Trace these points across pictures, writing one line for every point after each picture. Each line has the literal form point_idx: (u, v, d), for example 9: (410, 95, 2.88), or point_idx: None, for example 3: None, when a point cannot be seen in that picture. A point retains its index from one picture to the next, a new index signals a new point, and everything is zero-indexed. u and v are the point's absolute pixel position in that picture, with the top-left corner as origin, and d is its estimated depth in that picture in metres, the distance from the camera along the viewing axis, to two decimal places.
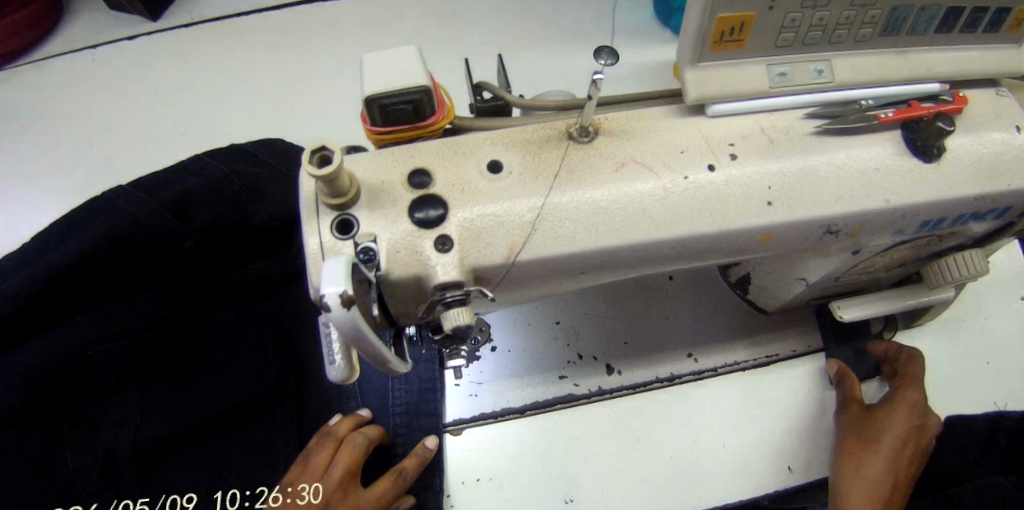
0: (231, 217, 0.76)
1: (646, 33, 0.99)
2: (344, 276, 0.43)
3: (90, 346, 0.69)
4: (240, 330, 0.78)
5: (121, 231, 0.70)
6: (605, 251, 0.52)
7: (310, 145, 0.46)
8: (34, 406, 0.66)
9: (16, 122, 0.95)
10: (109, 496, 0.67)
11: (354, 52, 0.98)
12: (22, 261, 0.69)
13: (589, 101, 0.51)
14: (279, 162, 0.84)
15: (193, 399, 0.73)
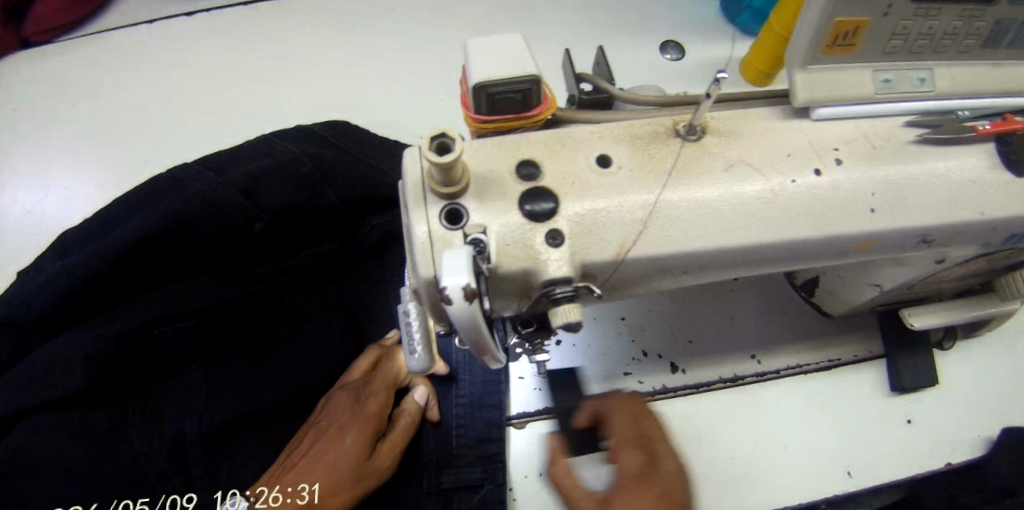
0: (300, 199, 0.77)
1: (710, 29, 0.99)
2: (466, 268, 0.42)
3: (156, 326, 0.73)
4: (304, 311, 0.81)
5: (190, 210, 0.73)
6: (714, 253, 0.51)
7: (429, 131, 0.45)
8: (102, 382, 0.69)
9: (68, 95, 0.93)
10: (176, 477, 0.69)
11: (416, 35, 0.97)
12: (88, 242, 0.73)
13: (705, 98, 0.50)
14: (347, 143, 0.82)
15: (258, 382, 0.76)
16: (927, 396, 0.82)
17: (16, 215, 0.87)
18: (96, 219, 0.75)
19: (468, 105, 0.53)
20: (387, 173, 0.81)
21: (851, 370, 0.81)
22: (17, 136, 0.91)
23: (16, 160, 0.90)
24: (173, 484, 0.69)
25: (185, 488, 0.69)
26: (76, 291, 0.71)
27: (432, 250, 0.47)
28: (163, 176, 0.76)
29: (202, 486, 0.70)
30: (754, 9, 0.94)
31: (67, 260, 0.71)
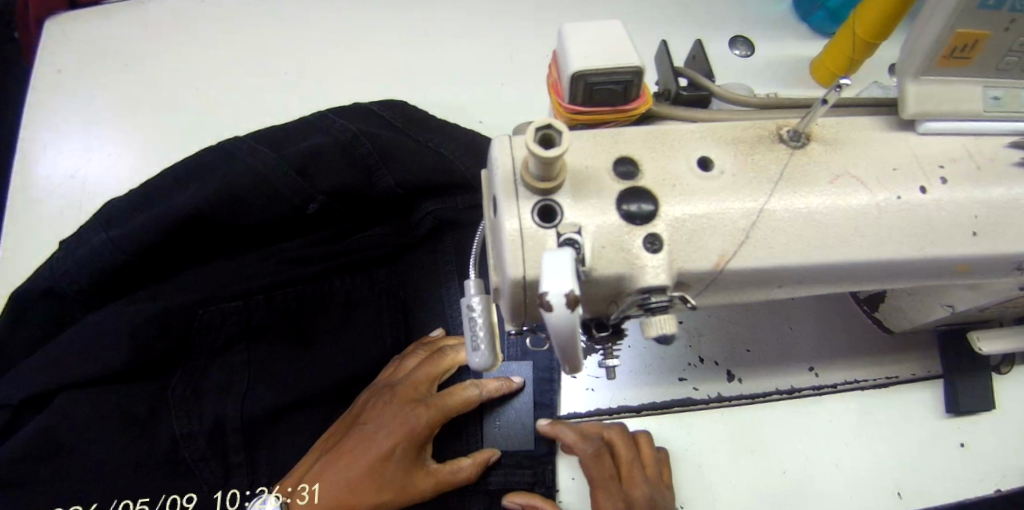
0: (358, 181, 0.76)
1: (780, 28, 0.97)
2: (569, 272, 0.39)
3: (202, 306, 0.71)
4: (354, 297, 0.80)
5: (242, 186, 0.71)
6: (815, 268, 0.48)
7: (534, 121, 0.41)
8: (143, 360, 0.67)
9: (120, 60, 0.92)
10: (215, 462, 0.68)
11: (482, 19, 0.97)
12: (134, 215, 0.70)
13: (822, 104, 0.47)
14: (404, 124, 0.81)
15: (305, 368, 0.75)
16: (983, 421, 0.80)
17: (59, 179, 0.86)
18: (142, 187, 0.73)
19: (562, 94, 0.50)
20: (449, 159, 0.79)
21: (903, 389, 0.80)
22: (65, 97, 0.90)
23: (61, 122, 0.89)
24: (212, 470, 0.68)
25: (223, 473, 0.69)
26: (122, 265, 0.69)
27: (523, 247, 0.44)
28: (213, 150, 0.74)
29: (242, 470, 0.70)
30: (829, 9, 0.93)
31: (111, 230, 0.69)
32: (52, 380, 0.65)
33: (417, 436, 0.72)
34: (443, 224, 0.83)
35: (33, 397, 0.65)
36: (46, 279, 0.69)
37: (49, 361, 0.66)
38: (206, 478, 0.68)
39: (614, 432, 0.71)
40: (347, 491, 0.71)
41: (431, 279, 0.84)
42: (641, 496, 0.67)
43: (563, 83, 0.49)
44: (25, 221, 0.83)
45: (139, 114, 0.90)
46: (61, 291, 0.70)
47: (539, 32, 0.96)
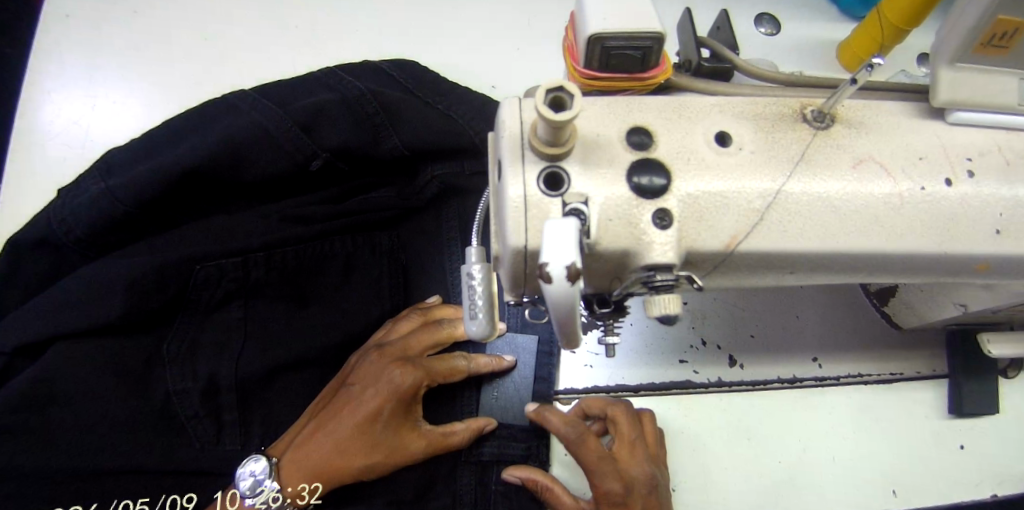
0: (363, 140, 0.74)
1: (808, 8, 0.93)
2: (574, 244, 0.37)
3: (198, 261, 0.69)
4: (355, 260, 0.78)
5: (244, 138, 0.70)
6: (829, 256, 0.46)
7: (545, 82, 0.39)
8: (137, 314, 0.66)
9: (126, 5, 0.90)
10: (208, 420, 0.68)
11: None
12: (134, 164, 0.69)
13: (850, 83, 0.44)
14: (416, 86, 0.79)
15: (302, 329, 0.74)
16: (985, 424, 0.78)
17: (62, 125, 0.84)
18: (144, 138, 0.71)
19: (578, 58, 0.48)
20: (456, 121, 0.79)
21: (907, 387, 0.79)
22: (68, 40, 0.87)
23: (64, 66, 0.86)
24: (205, 429, 0.67)
25: (216, 432, 0.68)
26: (121, 214, 0.68)
27: (525, 216, 0.42)
28: (217, 102, 0.73)
29: (235, 430, 0.69)
30: None
31: (109, 182, 0.68)
32: (46, 328, 0.64)
33: (402, 395, 0.69)
34: (448, 189, 0.82)
35: (30, 343, 0.65)
36: (43, 227, 0.68)
37: (43, 307, 0.65)
38: (197, 436, 0.67)
39: (619, 411, 0.69)
40: (333, 454, 0.68)
41: (433, 244, 0.84)
42: (641, 476, 0.66)
43: (579, 45, 0.47)
44: (27, 167, 0.82)
45: (145, 62, 0.88)
46: (58, 239, 0.69)
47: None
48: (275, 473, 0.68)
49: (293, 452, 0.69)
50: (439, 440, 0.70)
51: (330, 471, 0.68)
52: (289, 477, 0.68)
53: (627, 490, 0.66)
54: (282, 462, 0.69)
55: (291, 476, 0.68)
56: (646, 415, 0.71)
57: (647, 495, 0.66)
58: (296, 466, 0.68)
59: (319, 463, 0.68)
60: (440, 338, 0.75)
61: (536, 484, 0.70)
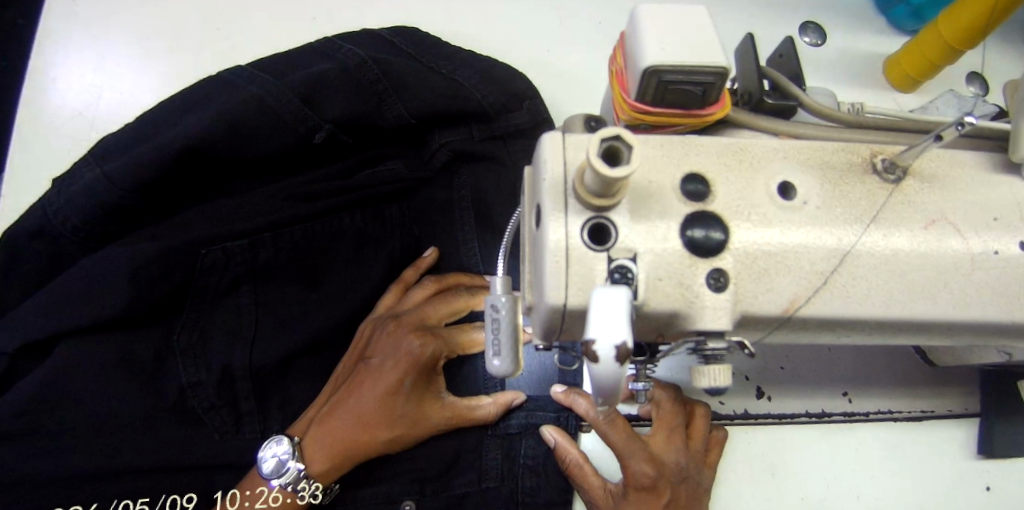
0: (367, 109, 0.69)
1: (857, 17, 0.87)
2: (627, 320, 0.33)
3: (203, 245, 0.64)
4: (364, 235, 0.74)
5: (241, 114, 0.65)
6: (896, 322, 0.42)
7: (599, 130, 0.34)
8: (142, 307, 0.61)
9: None
10: (226, 410, 0.64)
11: None
12: (131, 148, 0.64)
13: (934, 140, 0.41)
14: (418, 52, 0.75)
15: (314, 309, 0.70)
16: (1014, 468, 0.76)
17: (67, 114, 0.80)
18: (144, 118, 0.66)
19: (628, 89, 0.43)
20: (464, 86, 0.72)
21: (938, 426, 0.75)
22: (73, 23, 0.82)
23: (68, 51, 0.82)
24: (222, 420, 0.64)
25: (234, 421, 0.65)
26: (119, 200, 0.63)
27: (568, 270, 0.37)
28: (211, 79, 0.68)
29: (254, 418, 0.66)
30: (913, 5, 0.83)
31: (107, 167, 0.63)
32: (49, 326, 0.59)
33: (424, 363, 0.64)
34: (458, 157, 0.76)
35: (33, 343, 0.60)
36: (38, 218, 0.63)
37: (39, 307, 0.60)
38: (215, 428, 0.64)
39: (664, 397, 0.64)
40: (358, 429, 0.62)
41: (446, 215, 0.78)
42: (673, 464, 0.60)
43: (632, 76, 0.42)
44: (27, 159, 0.77)
45: (152, 49, 0.83)
46: (58, 233, 0.63)
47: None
48: (299, 453, 0.61)
49: (314, 430, 0.63)
50: (463, 413, 0.66)
51: (356, 446, 0.62)
52: (313, 456, 0.61)
53: (659, 473, 0.59)
54: (304, 440, 0.62)
55: (313, 454, 0.61)
56: (699, 408, 0.65)
57: (677, 484, 0.60)
58: (319, 445, 0.62)
59: (343, 439, 0.62)
60: (455, 308, 0.72)
61: (563, 457, 0.64)
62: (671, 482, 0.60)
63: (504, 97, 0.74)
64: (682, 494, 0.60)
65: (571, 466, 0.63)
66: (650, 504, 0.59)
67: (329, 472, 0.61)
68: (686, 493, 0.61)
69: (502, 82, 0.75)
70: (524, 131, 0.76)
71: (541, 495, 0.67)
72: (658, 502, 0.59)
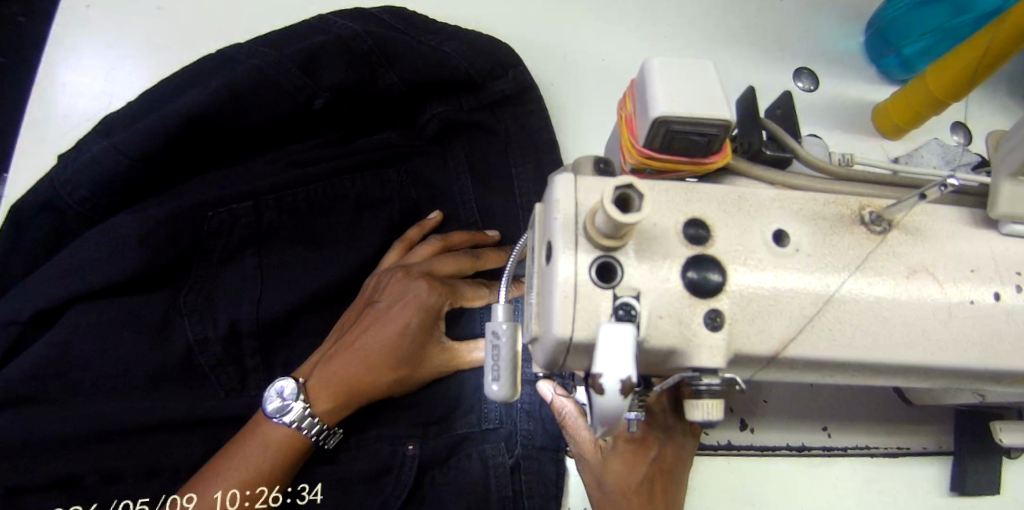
0: (359, 80, 0.76)
1: (849, 66, 0.92)
2: (631, 356, 0.35)
3: (210, 207, 0.71)
4: (364, 198, 0.79)
5: (244, 82, 0.71)
6: (874, 363, 0.45)
7: (614, 179, 0.37)
8: (150, 269, 0.68)
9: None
10: (230, 368, 0.70)
11: (540, 6, 0.90)
12: (132, 122, 0.70)
13: (918, 197, 0.44)
14: (407, 28, 0.79)
15: (316, 267, 0.76)
16: (984, 504, 0.79)
17: (75, 120, 0.81)
18: (147, 96, 0.72)
19: (637, 135, 0.46)
20: (451, 56, 0.78)
21: (913, 463, 0.79)
22: (86, 30, 0.84)
23: (79, 56, 0.83)
24: (227, 375, 0.70)
25: (239, 380, 0.71)
26: (126, 171, 0.69)
27: (575, 305, 0.40)
28: (212, 58, 0.74)
29: (258, 375, 0.72)
30: (904, 55, 0.88)
31: (112, 138, 0.69)
32: (65, 288, 0.66)
33: (429, 307, 0.69)
34: (450, 125, 0.81)
35: (47, 309, 0.66)
36: (47, 190, 0.69)
37: (60, 270, 0.66)
38: (221, 385, 0.70)
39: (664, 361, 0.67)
40: (362, 368, 0.67)
41: (441, 178, 0.83)
42: (663, 420, 0.65)
43: (641, 124, 0.45)
44: (32, 161, 0.79)
45: (162, 57, 0.85)
46: (65, 204, 0.69)
47: (599, 32, 0.90)
48: (304, 394, 0.66)
49: (319, 371, 0.68)
50: (459, 356, 0.72)
51: (359, 385, 0.67)
52: (317, 394, 0.67)
53: (648, 427, 0.64)
54: (310, 382, 0.68)
55: (317, 393, 0.67)
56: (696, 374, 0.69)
57: (665, 441, 0.64)
58: (324, 383, 0.67)
59: (349, 377, 0.67)
60: (457, 266, 0.75)
61: (560, 410, 0.65)
62: (660, 434, 0.64)
63: (487, 66, 0.79)
64: (673, 450, 0.65)
65: (568, 420, 0.64)
66: (638, 455, 0.63)
67: (331, 411, 0.67)
68: (675, 451, 0.65)
69: (486, 51, 0.80)
70: (511, 95, 0.81)
71: (536, 439, 0.73)
72: (644, 456, 0.63)
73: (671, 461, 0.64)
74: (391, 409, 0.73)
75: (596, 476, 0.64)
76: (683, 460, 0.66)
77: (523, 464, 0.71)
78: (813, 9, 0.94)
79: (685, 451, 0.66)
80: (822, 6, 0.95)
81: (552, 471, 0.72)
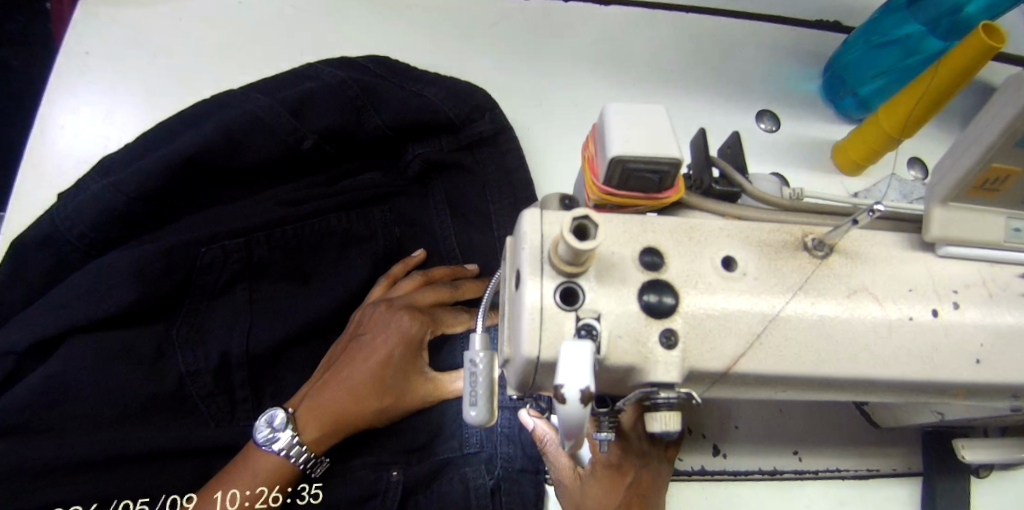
0: (347, 122, 0.81)
1: (807, 108, 0.99)
2: (589, 369, 0.39)
3: (202, 244, 0.74)
4: (349, 235, 0.83)
5: (238, 124, 0.77)
6: (823, 377, 0.49)
7: (572, 211, 0.41)
8: (145, 302, 0.71)
9: (148, 51, 0.93)
10: (221, 398, 0.73)
11: (517, 57, 0.97)
12: (130, 164, 0.75)
13: (852, 224, 0.49)
14: (390, 75, 0.86)
15: (303, 302, 0.80)
16: None
17: (69, 163, 0.86)
18: (145, 139, 0.77)
19: (598, 173, 0.50)
20: (431, 101, 0.84)
21: (884, 485, 0.82)
22: (89, 81, 0.90)
23: (82, 104, 0.89)
24: (218, 404, 0.73)
25: (229, 408, 0.74)
26: (123, 209, 0.73)
27: (540, 326, 0.44)
28: (210, 101, 0.80)
29: (248, 405, 0.75)
30: (859, 96, 0.94)
31: (111, 179, 0.73)
32: (59, 322, 0.68)
33: (411, 338, 0.73)
34: (431, 166, 0.87)
35: (44, 340, 0.69)
36: (46, 227, 0.73)
37: (55, 304, 0.69)
38: (211, 414, 0.73)
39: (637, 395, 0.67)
40: (348, 397, 0.70)
41: (423, 216, 0.89)
42: (639, 447, 0.66)
43: (600, 163, 0.50)
44: (27, 203, 0.83)
45: (159, 105, 0.90)
46: (63, 240, 0.73)
47: (573, 79, 0.96)
48: (292, 424, 0.69)
49: (307, 402, 0.71)
50: (442, 386, 0.75)
51: (345, 414, 0.70)
52: (305, 425, 0.69)
53: (624, 453, 0.65)
54: (297, 412, 0.70)
55: (306, 423, 0.69)
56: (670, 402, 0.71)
57: (641, 466, 0.65)
58: (312, 412, 0.70)
59: (335, 406, 0.70)
60: (438, 295, 0.79)
61: (540, 438, 0.68)
62: (636, 461, 0.65)
63: (466, 109, 0.86)
64: (649, 475, 0.66)
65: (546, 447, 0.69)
66: (615, 480, 0.64)
67: (318, 440, 0.69)
68: (652, 476, 0.66)
69: (464, 95, 0.86)
70: (488, 137, 0.87)
71: (516, 462, 0.75)
72: (622, 480, 0.64)
73: (649, 485, 0.65)
74: (375, 438, 0.76)
75: (574, 501, 0.66)
76: (660, 483, 0.67)
77: (503, 487, 0.74)
78: (772, 55, 1.02)
79: (661, 475, 0.67)
80: (780, 53, 1.02)
81: (531, 492, 0.74)
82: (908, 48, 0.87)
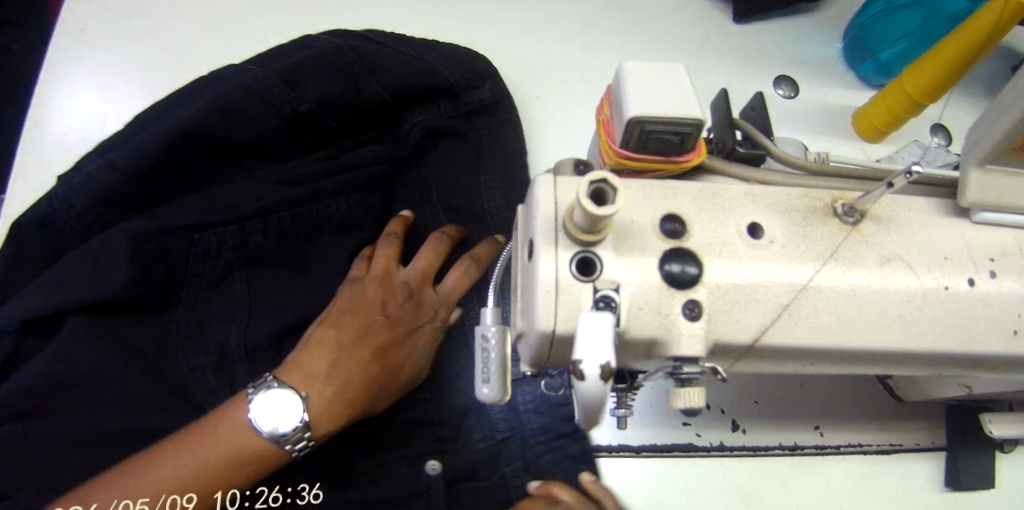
0: (345, 90, 0.78)
1: (828, 73, 0.94)
2: (610, 341, 0.37)
3: (197, 231, 0.72)
4: (346, 214, 0.80)
5: (229, 100, 0.73)
6: (855, 349, 0.46)
7: (589, 174, 0.39)
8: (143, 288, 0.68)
9: (143, 26, 0.89)
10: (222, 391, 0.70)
11: (523, 24, 0.93)
12: (127, 139, 0.73)
13: (886, 187, 0.46)
14: (391, 41, 0.83)
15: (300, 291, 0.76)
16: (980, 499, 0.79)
17: (66, 141, 0.83)
18: (142, 114, 0.75)
19: (614, 136, 0.47)
20: (435, 66, 0.81)
21: (909, 460, 0.79)
22: (83, 57, 0.87)
23: (76, 81, 0.86)
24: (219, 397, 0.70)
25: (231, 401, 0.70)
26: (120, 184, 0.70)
27: (556, 298, 0.41)
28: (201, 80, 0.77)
29: None
30: (879, 61, 0.90)
31: (109, 155, 0.71)
32: (58, 302, 0.66)
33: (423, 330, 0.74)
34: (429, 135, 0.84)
35: (45, 320, 0.67)
36: (48, 207, 0.71)
37: (56, 285, 0.67)
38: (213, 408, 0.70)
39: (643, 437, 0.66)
40: (365, 382, 0.67)
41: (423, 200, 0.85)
42: None
43: (616, 125, 0.47)
44: (25, 184, 0.81)
45: (155, 81, 0.87)
46: (62, 220, 0.71)
47: (582, 47, 0.92)
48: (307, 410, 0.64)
49: (322, 387, 0.65)
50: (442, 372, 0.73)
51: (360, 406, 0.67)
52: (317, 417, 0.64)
53: None
54: (310, 399, 0.64)
55: (320, 414, 0.64)
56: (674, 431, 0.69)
57: None
58: (325, 404, 0.65)
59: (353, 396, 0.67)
60: (439, 251, 0.76)
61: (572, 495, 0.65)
62: None
63: (467, 75, 0.83)
64: None
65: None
66: None
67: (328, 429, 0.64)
68: None
69: (469, 61, 0.83)
70: (493, 104, 0.84)
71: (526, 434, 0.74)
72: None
73: None
74: (386, 417, 0.74)
75: None
76: None
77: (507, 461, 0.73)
78: (790, 19, 0.97)
79: None
80: (797, 17, 0.98)
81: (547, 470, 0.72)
82: (928, 11, 0.83)
